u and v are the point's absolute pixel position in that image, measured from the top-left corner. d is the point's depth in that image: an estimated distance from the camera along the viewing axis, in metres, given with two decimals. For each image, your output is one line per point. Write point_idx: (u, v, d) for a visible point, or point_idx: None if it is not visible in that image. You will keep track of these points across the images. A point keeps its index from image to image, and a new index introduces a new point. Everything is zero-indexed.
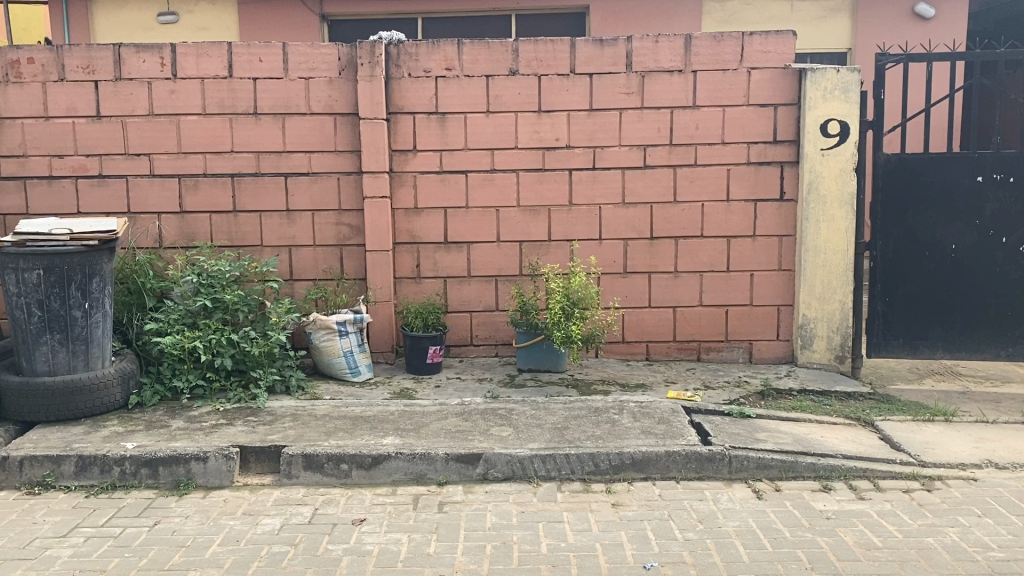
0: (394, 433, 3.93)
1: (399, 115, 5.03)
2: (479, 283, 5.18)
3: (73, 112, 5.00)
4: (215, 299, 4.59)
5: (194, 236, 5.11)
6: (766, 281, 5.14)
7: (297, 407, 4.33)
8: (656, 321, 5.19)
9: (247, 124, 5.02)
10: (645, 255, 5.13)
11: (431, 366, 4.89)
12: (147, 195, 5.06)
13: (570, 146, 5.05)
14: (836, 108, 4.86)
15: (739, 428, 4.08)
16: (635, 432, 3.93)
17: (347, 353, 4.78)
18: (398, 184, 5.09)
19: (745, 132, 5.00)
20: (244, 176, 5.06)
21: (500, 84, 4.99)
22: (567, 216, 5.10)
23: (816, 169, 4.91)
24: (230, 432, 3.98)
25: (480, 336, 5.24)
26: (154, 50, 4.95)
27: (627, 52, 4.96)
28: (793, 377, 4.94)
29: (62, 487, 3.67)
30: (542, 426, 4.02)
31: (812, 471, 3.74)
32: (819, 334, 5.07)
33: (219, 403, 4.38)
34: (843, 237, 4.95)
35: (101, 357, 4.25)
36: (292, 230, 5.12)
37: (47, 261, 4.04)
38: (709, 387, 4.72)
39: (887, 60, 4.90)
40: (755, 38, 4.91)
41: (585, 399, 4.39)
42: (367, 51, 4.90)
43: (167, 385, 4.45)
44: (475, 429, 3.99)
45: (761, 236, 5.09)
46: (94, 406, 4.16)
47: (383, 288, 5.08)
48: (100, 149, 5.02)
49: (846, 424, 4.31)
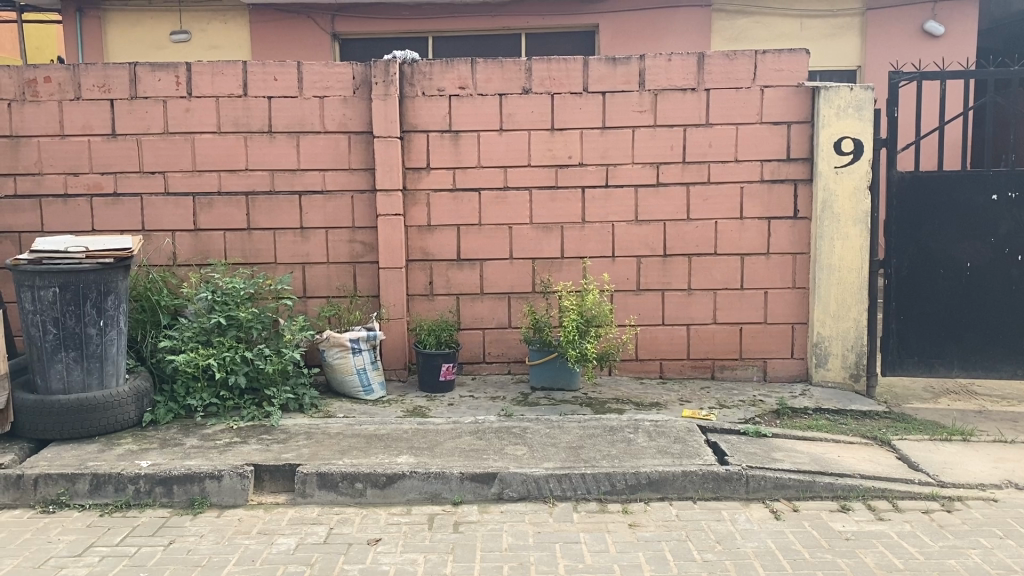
0: (408, 452, 3.91)
1: (412, 133, 5.05)
2: (492, 300, 5.17)
3: (89, 130, 5.03)
4: (229, 317, 4.59)
5: (208, 254, 5.12)
6: (780, 298, 5.12)
7: (310, 425, 4.32)
8: (669, 338, 5.17)
9: (262, 142, 5.04)
10: (658, 273, 5.11)
11: (444, 384, 4.88)
12: (161, 213, 5.08)
13: (583, 164, 5.05)
14: (849, 125, 4.86)
15: (755, 447, 4.05)
16: (651, 451, 3.91)
17: (360, 371, 4.77)
18: (412, 202, 5.10)
19: (758, 150, 5.00)
20: (258, 195, 5.08)
21: (514, 102, 5.01)
22: (580, 234, 5.10)
23: (830, 187, 4.91)
24: (244, 450, 3.97)
25: (493, 354, 5.23)
26: (169, 68, 4.98)
27: (640, 71, 4.97)
28: (808, 396, 4.90)
29: (76, 506, 3.65)
30: (557, 445, 3.99)
31: (830, 491, 3.71)
32: (834, 352, 5.05)
33: (233, 421, 4.37)
34: (858, 255, 4.94)
35: (116, 375, 4.26)
36: (306, 248, 5.13)
37: (63, 279, 4.05)
38: (723, 406, 4.69)
39: (900, 78, 4.89)
40: (768, 57, 4.92)
41: (599, 418, 4.36)
42: (382, 70, 4.92)
43: (180, 403, 4.45)
44: (489, 448, 3.97)
45: (775, 253, 5.08)
46: (109, 424, 4.16)
47: (396, 306, 5.07)
48: (115, 167, 5.05)
49: (863, 443, 4.27)
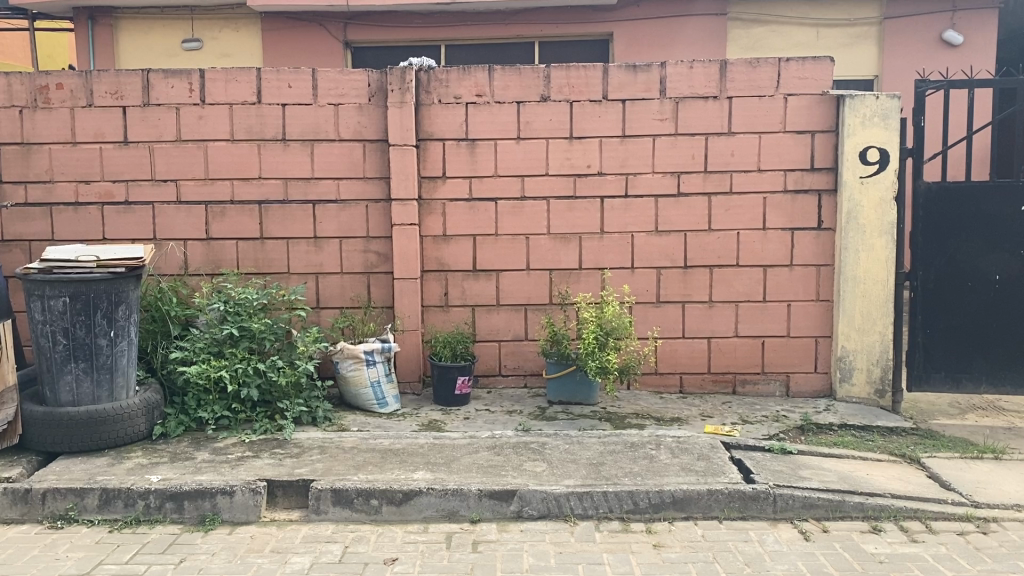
0: (424, 468, 3.81)
1: (428, 141, 4.97)
2: (509, 311, 5.07)
3: (101, 137, 4.96)
4: (242, 328, 4.49)
5: (220, 263, 5.04)
6: (803, 311, 5.00)
7: (324, 439, 4.22)
8: (690, 352, 5.05)
9: (275, 150, 4.97)
10: (678, 285, 5.01)
11: (460, 398, 4.77)
12: (173, 222, 5.01)
13: (602, 173, 4.96)
14: (875, 134, 4.75)
15: (781, 465, 3.94)
16: (675, 469, 3.80)
17: (374, 384, 4.67)
18: (427, 211, 5.01)
19: (781, 160, 4.89)
20: (271, 203, 5.00)
21: (532, 110, 4.92)
22: (599, 244, 5.00)
23: (856, 198, 4.80)
24: (256, 465, 3.87)
25: (509, 366, 5.12)
26: (183, 75, 4.91)
27: (661, 78, 4.89)
28: (832, 411, 4.78)
29: (85, 521, 3.56)
30: (577, 462, 3.89)
31: (860, 511, 3.58)
32: (859, 366, 4.92)
33: (245, 434, 4.27)
34: (883, 267, 4.82)
35: (126, 387, 4.18)
36: (320, 258, 5.04)
37: (73, 289, 3.97)
38: (746, 421, 4.57)
39: (926, 86, 4.79)
40: (791, 64, 4.83)
41: (619, 433, 4.25)
42: (397, 77, 4.84)
43: (192, 416, 4.36)
44: (508, 464, 3.86)
45: (798, 265, 4.97)
46: (119, 437, 4.07)
47: (411, 317, 4.98)
48: (127, 175, 4.98)
49: (891, 461, 4.16)
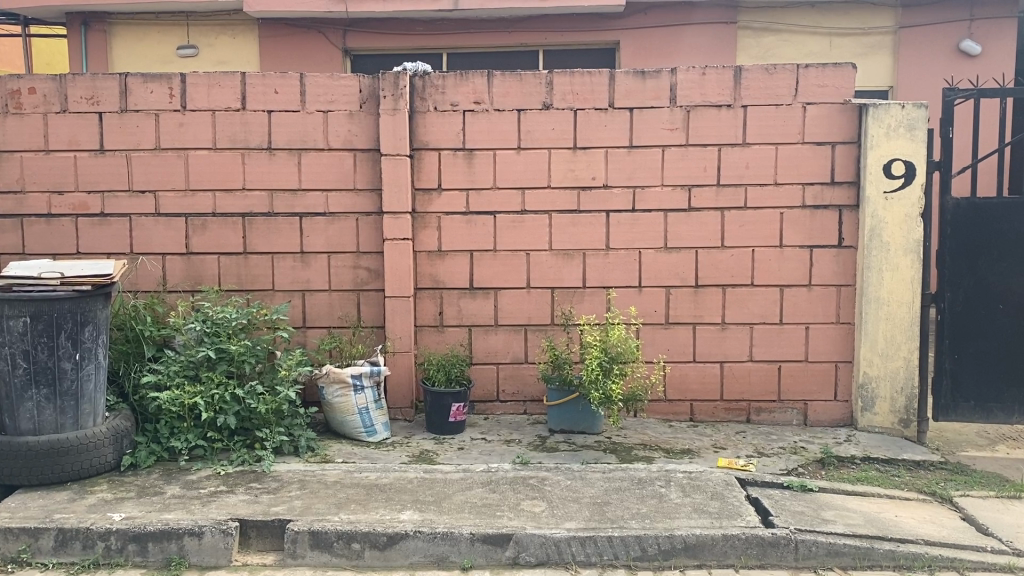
0: (412, 507, 3.49)
1: (423, 151, 4.66)
2: (507, 332, 4.75)
3: (75, 145, 4.67)
4: (220, 350, 4.18)
5: (200, 280, 4.74)
6: (822, 334, 4.68)
7: (305, 472, 3.90)
8: (700, 377, 4.73)
9: (260, 159, 4.67)
10: (689, 305, 4.69)
11: (454, 426, 4.44)
12: (151, 235, 4.71)
13: (608, 186, 4.65)
14: (900, 146, 4.44)
15: (802, 505, 3.62)
16: (686, 510, 3.47)
17: (361, 411, 4.35)
18: (421, 225, 4.70)
19: (799, 173, 4.58)
20: (256, 216, 4.70)
21: (533, 118, 4.62)
22: (604, 261, 4.69)
23: (879, 214, 4.48)
24: (229, 502, 3.55)
25: (507, 391, 4.80)
26: (162, 79, 4.62)
27: (671, 85, 4.58)
28: (854, 442, 4.45)
29: (38, 565, 3.24)
30: (579, 501, 3.56)
31: (890, 560, 3.25)
32: (882, 395, 4.59)
33: (221, 465, 3.95)
34: (908, 288, 4.50)
35: (92, 414, 3.87)
36: (307, 274, 4.74)
37: (34, 308, 3.66)
38: (762, 454, 4.25)
39: (955, 95, 4.48)
40: (810, 70, 4.52)
41: (626, 468, 3.93)
42: (390, 82, 4.55)
43: (164, 445, 4.04)
44: (503, 503, 3.54)
45: (817, 285, 4.65)
46: (83, 469, 3.76)
47: (403, 338, 4.65)
48: (103, 185, 4.68)
49: (921, 500, 3.82)
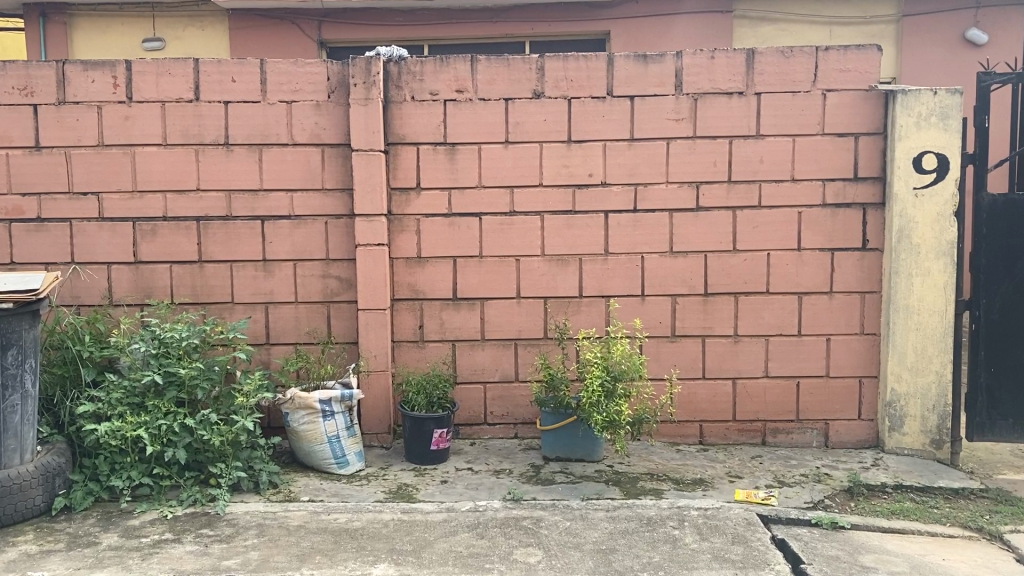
0: (387, 559, 2.99)
1: (399, 146, 4.17)
2: (496, 348, 4.26)
3: (7, 141, 4.15)
4: (168, 373, 3.66)
5: (151, 292, 4.23)
6: (845, 346, 4.22)
7: (265, 515, 3.40)
8: (711, 396, 4.27)
9: (216, 156, 4.16)
10: (698, 316, 4.23)
11: (436, 455, 3.95)
12: (94, 242, 4.19)
13: (606, 183, 4.17)
14: (931, 138, 4.00)
15: (836, 548, 3.15)
16: (706, 558, 2.99)
17: (331, 440, 3.85)
18: (398, 228, 4.21)
19: (819, 167, 4.12)
20: (212, 220, 4.19)
21: (522, 108, 4.14)
22: (603, 267, 4.21)
23: (908, 213, 4.03)
24: (175, 554, 3.04)
25: (495, 413, 4.31)
26: (105, 67, 4.10)
27: (676, 71, 4.11)
28: (882, 468, 3.99)
29: None
30: (581, 548, 3.07)
31: None
32: (911, 413, 4.13)
33: (169, 507, 3.45)
34: (940, 294, 4.04)
35: (18, 451, 3.34)
36: (270, 285, 4.24)
37: None
38: (783, 483, 3.77)
39: (991, 80, 4.01)
40: (831, 54, 4.07)
41: (632, 505, 3.44)
42: (362, 69, 4.05)
43: (103, 484, 3.52)
44: (493, 552, 3.05)
45: (839, 292, 4.19)
46: (4, 514, 3.24)
47: (378, 356, 4.16)
48: (39, 186, 4.16)
49: (967, 539, 3.36)
